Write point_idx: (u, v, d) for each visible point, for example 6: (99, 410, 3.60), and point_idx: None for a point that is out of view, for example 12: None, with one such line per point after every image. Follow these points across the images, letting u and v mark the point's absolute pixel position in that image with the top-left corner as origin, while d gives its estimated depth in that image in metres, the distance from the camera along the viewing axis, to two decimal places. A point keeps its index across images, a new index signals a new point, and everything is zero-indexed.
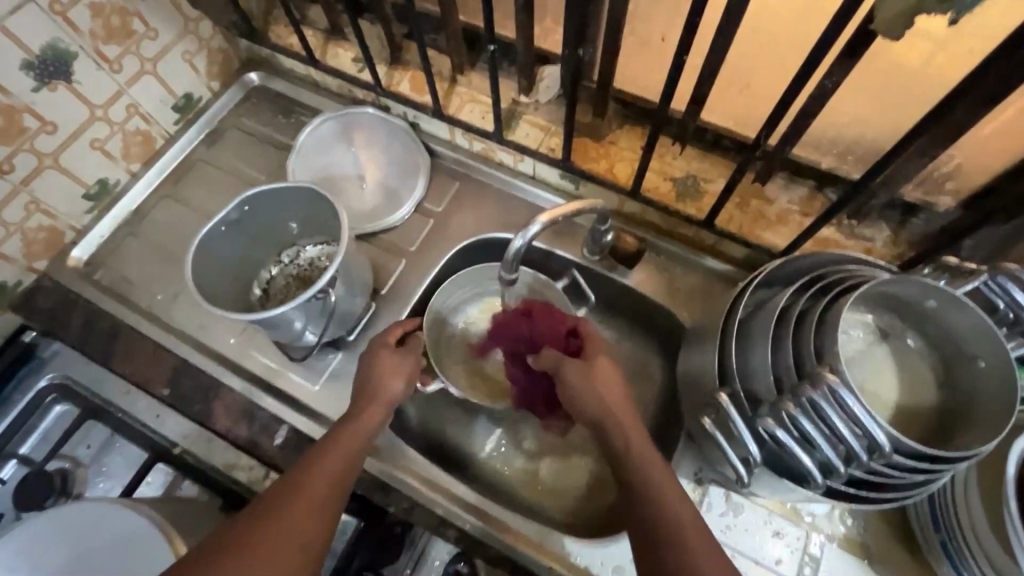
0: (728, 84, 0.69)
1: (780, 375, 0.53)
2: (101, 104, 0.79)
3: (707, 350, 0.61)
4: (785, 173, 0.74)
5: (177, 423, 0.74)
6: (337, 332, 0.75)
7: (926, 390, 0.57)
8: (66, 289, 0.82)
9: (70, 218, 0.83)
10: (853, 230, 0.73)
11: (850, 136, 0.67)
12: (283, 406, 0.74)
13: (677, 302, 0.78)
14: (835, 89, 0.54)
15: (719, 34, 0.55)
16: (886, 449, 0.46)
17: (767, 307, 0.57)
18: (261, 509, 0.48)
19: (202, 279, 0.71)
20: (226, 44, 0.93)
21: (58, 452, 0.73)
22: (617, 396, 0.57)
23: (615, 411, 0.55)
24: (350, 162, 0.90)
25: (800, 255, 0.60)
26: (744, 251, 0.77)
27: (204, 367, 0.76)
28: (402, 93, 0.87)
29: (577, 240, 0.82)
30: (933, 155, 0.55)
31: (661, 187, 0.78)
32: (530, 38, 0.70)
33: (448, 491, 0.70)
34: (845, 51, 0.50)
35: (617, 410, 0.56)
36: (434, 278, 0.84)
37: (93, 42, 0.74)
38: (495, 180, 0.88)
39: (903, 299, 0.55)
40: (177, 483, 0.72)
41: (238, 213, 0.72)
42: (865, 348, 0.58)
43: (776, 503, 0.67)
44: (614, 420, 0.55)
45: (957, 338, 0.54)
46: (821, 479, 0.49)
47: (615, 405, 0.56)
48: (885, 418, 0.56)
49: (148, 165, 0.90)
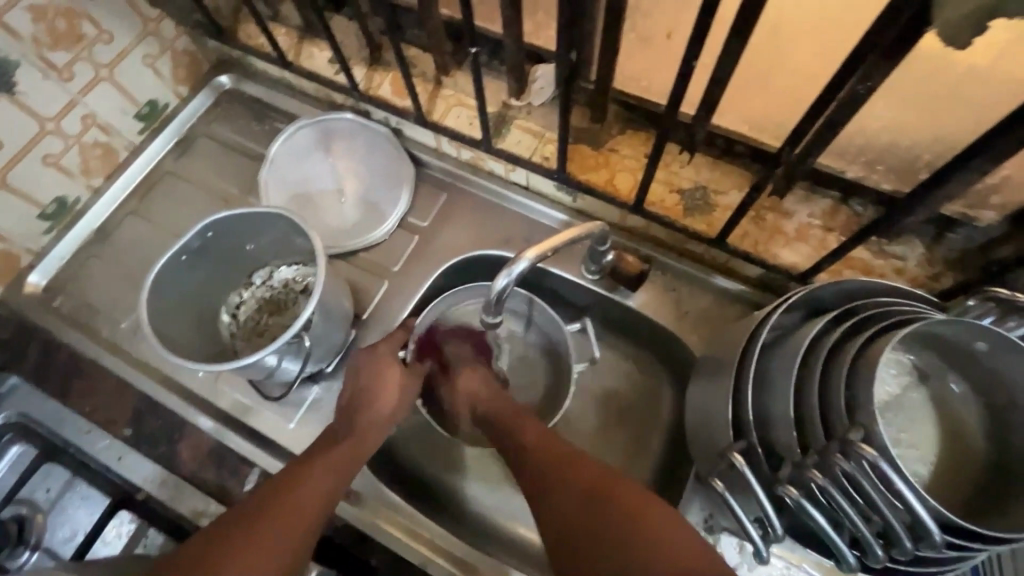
0: (745, 86, 0.61)
1: (805, 430, 0.46)
2: (52, 117, 0.72)
3: (718, 391, 0.54)
4: (806, 184, 0.67)
5: (140, 465, 0.68)
6: (312, 365, 0.69)
7: (971, 441, 0.50)
8: (25, 318, 0.76)
9: (26, 240, 0.77)
10: (882, 247, 0.66)
11: (883, 144, 0.59)
12: (255, 447, 0.68)
13: (684, 326, 0.71)
14: (870, 95, 0.46)
15: (735, 34, 0.48)
16: (936, 537, 0.38)
17: (789, 346, 0.50)
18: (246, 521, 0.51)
19: (161, 311, 0.65)
20: (193, 45, 0.85)
21: (14, 497, 0.68)
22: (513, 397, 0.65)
23: (560, 456, 0.54)
24: (327, 173, 0.83)
25: (828, 284, 0.53)
26: (758, 271, 0.70)
27: (170, 404, 0.70)
28: (382, 97, 0.79)
29: (575, 259, 0.75)
30: (986, 172, 0.47)
31: (667, 201, 0.71)
32: (518, 36, 0.62)
33: (432, 541, 0.65)
34: (884, 53, 0.42)
35: (560, 452, 0.55)
36: (420, 300, 0.77)
37: (37, 49, 0.67)
38: (484, 190, 0.81)
39: (948, 340, 0.48)
40: (141, 532, 0.68)
41: (202, 237, 0.65)
42: (899, 393, 0.51)
43: (795, 555, 0.60)
44: (556, 463, 0.54)
45: (1011, 387, 0.46)
46: (854, 559, 0.42)
47: (560, 452, 0.55)
48: (924, 473, 0.50)
49: (111, 179, 0.83)
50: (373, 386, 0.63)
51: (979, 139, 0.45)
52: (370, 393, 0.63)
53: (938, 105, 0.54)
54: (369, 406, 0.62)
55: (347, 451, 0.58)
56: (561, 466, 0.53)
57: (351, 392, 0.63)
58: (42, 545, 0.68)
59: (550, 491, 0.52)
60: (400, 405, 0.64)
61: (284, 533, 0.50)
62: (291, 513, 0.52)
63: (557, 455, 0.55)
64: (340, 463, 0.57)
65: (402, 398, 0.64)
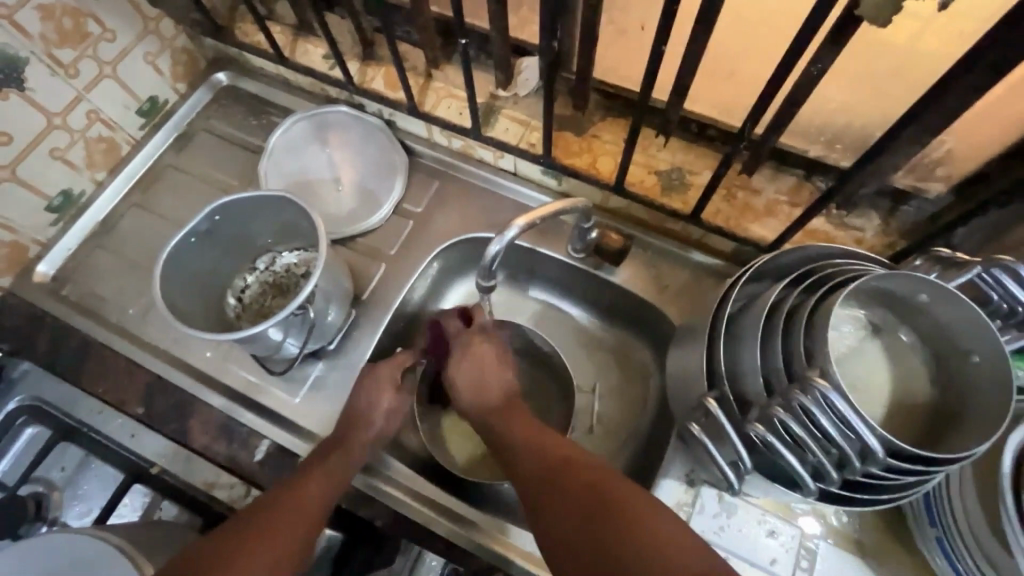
0: (714, 72, 0.67)
1: (770, 376, 0.51)
2: (59, 112, 0.75)
3: (694, 349, 0.59)
4: (772, 163, 0.72)
5: (152, 441, 0.72)
6: (314, 342, 0.73)
7: (920, 384, 0.56)
8: (34, 306, 0.79)
9: (35, 232, 0.80)
10: (843, 220, 0.71)
11: (839, 124, 0.65)
12: (264, 421, 0.72)
13: (665, 299, 0.77)
14: (822, 76, 0.52)
15: (700, 21, 0.53)
16: (881, 455, 0.44)
17: (757, 305, 0.55)
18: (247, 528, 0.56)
19: (172, 292, 0.68)
20: (191, 43, 0.89)
21: (31, 476, 0.72)
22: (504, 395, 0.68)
23: (575, 472, 0.55)
24: (323, 163, 0.87)
25: (789, 248, 0.58)
26: (732, 245, 0.75)
27: (180, 383, 0.74)
28: (375, 90, 0.83)
29: (562, 239, 0.80)
30: (924, 142, 0.53)
31: (646, 181, 0.76)
32: (504, 29, 0.67)
33: (433, 501, 0.69)
34: (829, 37, 0.47)
35: (593, 474, 0.54)
36: (414, 282, 0.82)
37: (45, 47, 0.70)
38: (475, 177, 0.85)
39: (896, 294, 0.53)
40: (155, 504, 0.72)
41: (209, 221, 0.69)
42: (856, 344, 0.57)
43: (768, 502, 0.66)
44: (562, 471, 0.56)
45: (950, 334, 0.52)
46: (815, 484, 0.47)
47: (590, 481, 0.54)
48: (879, 415, 0.56)
49: (114, 173, 0.86)
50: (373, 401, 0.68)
51: (917, 112, 0.50)
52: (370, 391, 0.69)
53: (884, 88, 0.60)
54: (365, 420, 0.67)
55: (340, 462, 0.64)
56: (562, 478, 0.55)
57: (350, 404, 0.69)
58: (59, 520, 0.72)
59: (559, 504, 0.54)
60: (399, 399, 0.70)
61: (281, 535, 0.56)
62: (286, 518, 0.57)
63: (552, 463, 0.57)
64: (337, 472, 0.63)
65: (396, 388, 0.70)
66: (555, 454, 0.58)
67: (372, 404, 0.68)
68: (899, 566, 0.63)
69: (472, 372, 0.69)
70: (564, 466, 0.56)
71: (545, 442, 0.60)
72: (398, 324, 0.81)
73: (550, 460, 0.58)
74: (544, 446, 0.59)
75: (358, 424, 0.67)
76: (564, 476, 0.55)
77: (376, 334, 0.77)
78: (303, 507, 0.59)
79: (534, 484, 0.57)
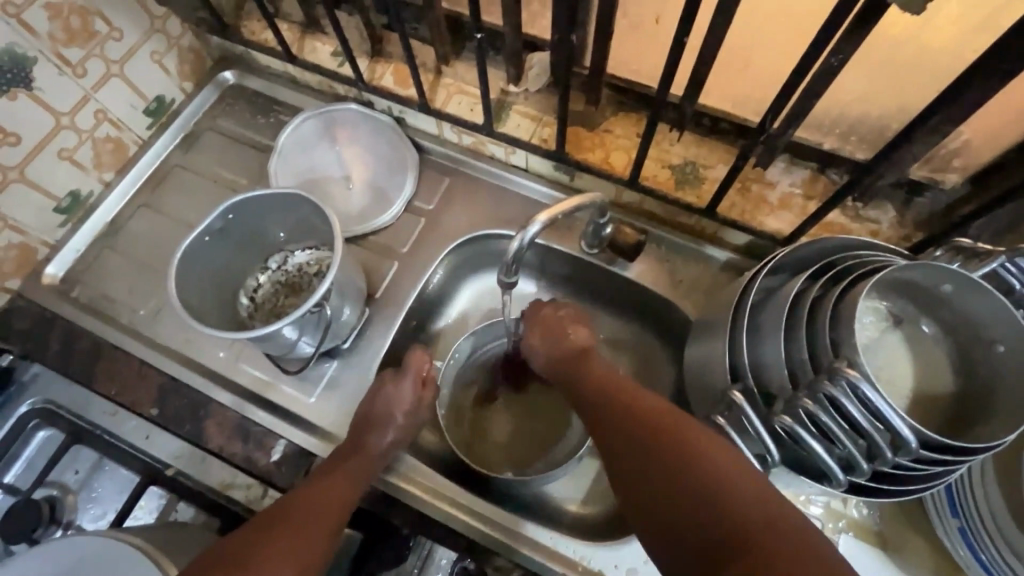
0: (728, 66, 0.66)
1: (794, 368, 0.51)
2: (67, 112, 0.74)
3: (713, 343, 0.59)
4: (786, 156, 0.72)
5: (167, 443, 0.72)
6: (329, 341, 0.72)
7: (943, 377, 0.56)
8: (43, 309, 0.79)
9: (43, 233, 0.79)
10: (858, 212, 0.71)
11: (855, 115, 0.65)
12: (278, 421, 0.72)
13: (680, 294, 0.76)
14: (841, 67, 0.52)
15: (719, 13, 0.53)
16: (912, 446, 0.44)
17: (778, 297, 0.55)
18: (263, 532, 0.55)
19: (186, 292, 0.68)
20: (197, 42, 0.88)
21: (45, 479, 0.71)
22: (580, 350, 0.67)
23: (671, 436, 0.50)
24: (333, 161, 0.87)
25: (808, 241, 0.58)
26: (746, 238, 0.74)
27: (194, 384, 0.74)
28: (385, 87, 0.83)
29: (574, 234, 0.80)
30: (945, 132, 0.53)
31: (660, 175, 0.75)
32: (517, 24, 0.67)
33: (450, 498, 0.69)
34: (852, 25, 0.47)
35: (642, 406, 0.55)
36: (426, 281, 0.81)
37: (53, 46, 0.70)
38: (486, 173, 0.85)
39: (918, 285, 0.53)
40: (171, 505, 0.70)
41: (223, 219, 0.69)
42: (877, 336, 0.57)
43: (788, 495, 0.65)
44: (620, 398, 0.58)
45: (973, 323, 0.52)
46: (843, 476, 0.47)
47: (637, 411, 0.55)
48: (902, 406, 0.56)
49: (121, 173, 0.85)
50: (379, 403, 0.68)
51: (937, 104, 0.51)
52: (387, 395, 0.69)
53: (901, 81, 0.60)
54: (378, 429, 0.67)
55: (359, 466, 0.64)
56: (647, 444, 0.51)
57: (365, 408, 0.68)
58: (74, 523, 0.71)
59: (640, 475, 0.50)
60: (415, 401, 0.71)
61: (304, 534, 0.56)
62: (306, 521, 0.57)
63: (636, 427, 0.53)
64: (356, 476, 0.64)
65: (412, 397, 0.70)
66: (640, 417, 0.54)
67: (389, 407, 0.68)
68: (919, 558, 0.63)
69: (549, 337, 0.70)
70: (657, 432, 0.52)
71: (622, 400, 0.57)
72: (411, 322, 0.81)
73: (637, 426, 0.53)
74: (622, 401, 0.57)
75: (373, 431, 0.66)
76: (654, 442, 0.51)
77: (390, 333, 0.77)
78: (324, 505, 0.59)
79: (605, 441, 0.56)
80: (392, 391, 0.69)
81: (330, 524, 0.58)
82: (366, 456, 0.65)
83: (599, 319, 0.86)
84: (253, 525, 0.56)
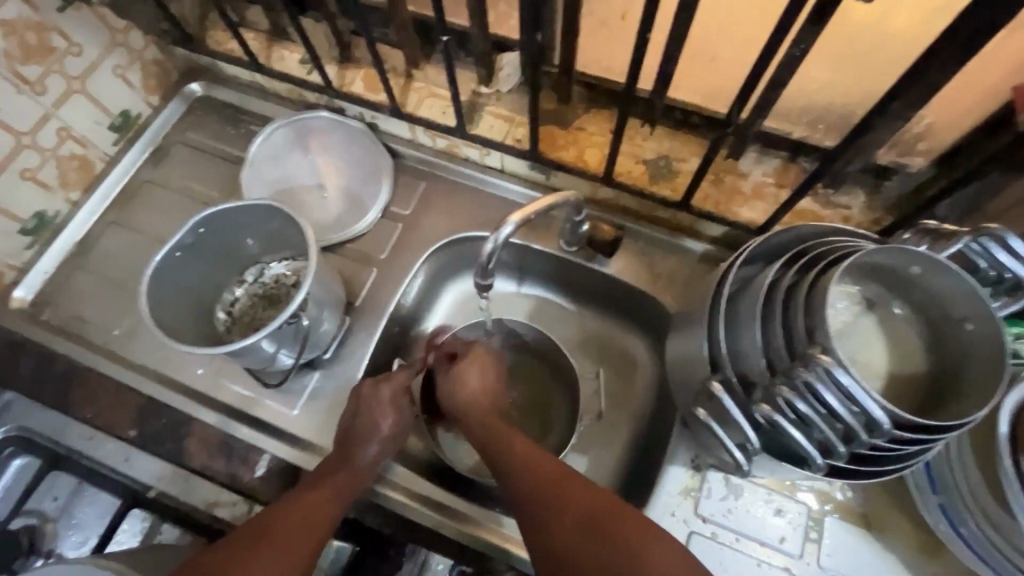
0: (696, 59, 0.67)
1: (773, 358, 0.51)
2: (28, 130, 0.73)
3: (693, 334, 0.59)
4: (757, 146, 0.73)
5: (147, 464, 0.70)
6: (308, 353, 0.71)
7: (917, 358, 0.57)
8: (12, 333, 0.77)
9: (10, 256, 0.77)
10: (829, 198, 0.72)
11: (820, 104, 0.66)
12: (261, 435, 0.71)
13: (659, 287, 0.77)
14: (803, 57, 0.52)
15: (681, 8, 0.53)
16: (886, 426, 0.45)
17: (754, 286, 0.55)
18: (238, 549, 0.56)
19: (159, 310, 0.67)
20: (161, 54, 0.87)
21: (22, 509, 0.71)
22: (488, 410, 0.69)
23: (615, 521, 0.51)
24: (306, 170, 0.86)
25: (784, 228, 0.58)
26: (721, 229, 0.75)
27: (173, 403, 0.72)
28: (357, 93, 0.82)
29: (552, 233, 0.80)
30: (906, 117, 0.54)
31: (634, 171, 0.76)
32: (484, 25, 0.66)
33: (439, 504, 0.68)
34: (813, 14, 0.47)
35: (555, 470, 0.58)
36: (406, 285, 0.80)
37: (9, 64, 0.68)
38: (462, 176, 0.84)
39: (889, 268, 0.54)
40: (154, 527, 0.71)
41: (194, 233, 0.68)
42: (852, 320, 0.58)
43: (775, 482, 0.66)
44: (528, 461, 0.59)
45: (944, 304, 0.53)
46: (821, 460, 0.48)
47: (549, 475, 0.57)
48: (878, 387, 0.57)
49: (88, 192, 0.84)
50: (364, 416, 0.67)
51: (893, 91, 0.52)
52: (371, 411, 0.67)
53: (862, 68, 0.61)
54: (364, 441, 0.66)
55: (348, 479, 0.64)
56: (584, 537, 0.51)
57: (350, 419, 0.67)
58: (54, 552, 0.71)
59: (568, 541, 0.52)
60: (398, 408, 0.69)
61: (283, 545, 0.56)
62: (286, 537, 0.57)
63: (570, 520, 0.53)
64: (344, 488, 0.63)
65: (397, 408, 0.69)
66: (576, 505, 0.54)
67: (373, 427, 0.66)
68: (902, 533, 0.64)
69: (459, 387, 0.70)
70: (586, 511, 0.53)
71: (524, 467, 0.59)
72: (393, 329, 0.80)
73: (573, 517, 0.53)
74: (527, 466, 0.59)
75: (356, 443, 0.65)
76: (587, 541, 0.51)
77: (372, 340, 0.76)
78: (303, 521, 0.59)
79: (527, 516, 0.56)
80: (375, 410, 0.67)
81: (308, 537, 0.58)
82: (356, 470, 0.64)
83: (581, 317, 0.87)
84: (233, 539, 0.57)
